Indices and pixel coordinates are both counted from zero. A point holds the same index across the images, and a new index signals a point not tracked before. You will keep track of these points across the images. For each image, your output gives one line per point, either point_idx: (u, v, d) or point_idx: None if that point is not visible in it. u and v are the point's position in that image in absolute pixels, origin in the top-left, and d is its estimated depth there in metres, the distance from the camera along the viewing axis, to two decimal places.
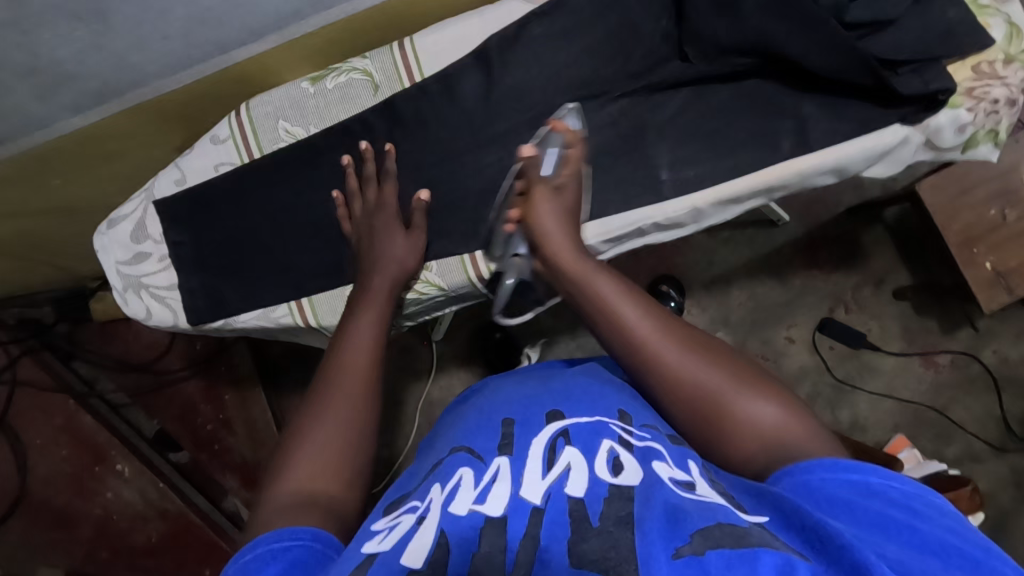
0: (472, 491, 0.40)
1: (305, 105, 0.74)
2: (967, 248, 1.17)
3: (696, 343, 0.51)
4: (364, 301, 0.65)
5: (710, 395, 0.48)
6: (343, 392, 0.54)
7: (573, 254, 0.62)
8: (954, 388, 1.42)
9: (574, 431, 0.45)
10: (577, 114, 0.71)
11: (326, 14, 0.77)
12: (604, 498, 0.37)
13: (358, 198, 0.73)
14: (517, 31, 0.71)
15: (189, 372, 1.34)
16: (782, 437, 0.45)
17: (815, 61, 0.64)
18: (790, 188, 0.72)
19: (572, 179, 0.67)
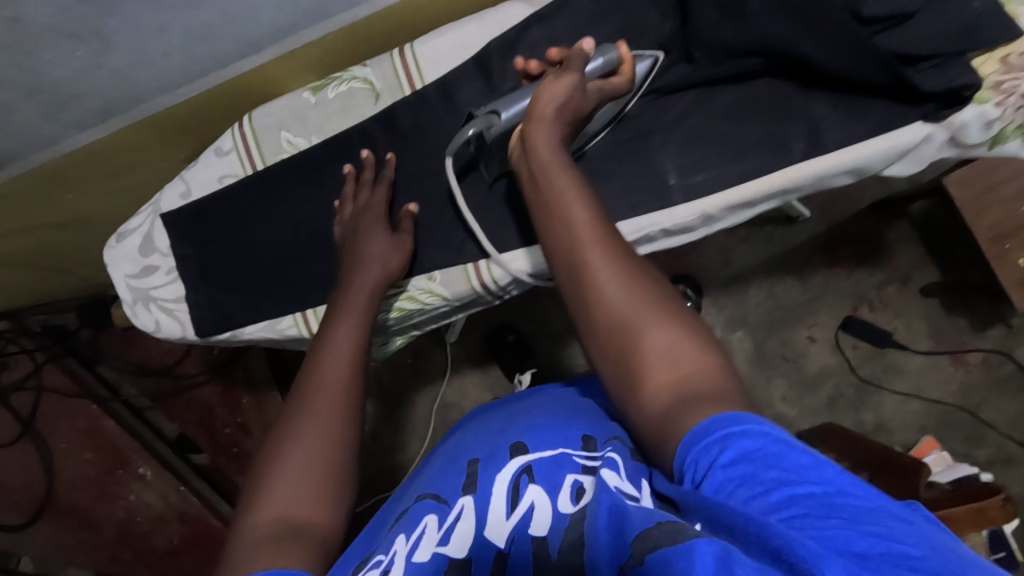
0: (436, 533, 0.45)
1: (306, 116, 0.74)
2: (999, 243, 1.13)
3: (633, 268, 0.49)
4: (344, 306, 0.64)
5: (626, 318, 0.47)
6: (321, 407, 0.55)
7: (549, 145, 0.56)
8: (986, 388, 1.36)
9: (536, 466, 0.49)
10: (647, 65, 0.68)
11: (324, 25, 0.76)
12: (564, 528, 0.43)
13: (349, 202, 0.72)
14: (517, 36, 0.70)
15: (207, 376, 1.36)
16: (685, 371, 0.44)
17: (828, 59, 0.60)
18: (806, 189, 0.69)
19: (596, 93, 0.61)
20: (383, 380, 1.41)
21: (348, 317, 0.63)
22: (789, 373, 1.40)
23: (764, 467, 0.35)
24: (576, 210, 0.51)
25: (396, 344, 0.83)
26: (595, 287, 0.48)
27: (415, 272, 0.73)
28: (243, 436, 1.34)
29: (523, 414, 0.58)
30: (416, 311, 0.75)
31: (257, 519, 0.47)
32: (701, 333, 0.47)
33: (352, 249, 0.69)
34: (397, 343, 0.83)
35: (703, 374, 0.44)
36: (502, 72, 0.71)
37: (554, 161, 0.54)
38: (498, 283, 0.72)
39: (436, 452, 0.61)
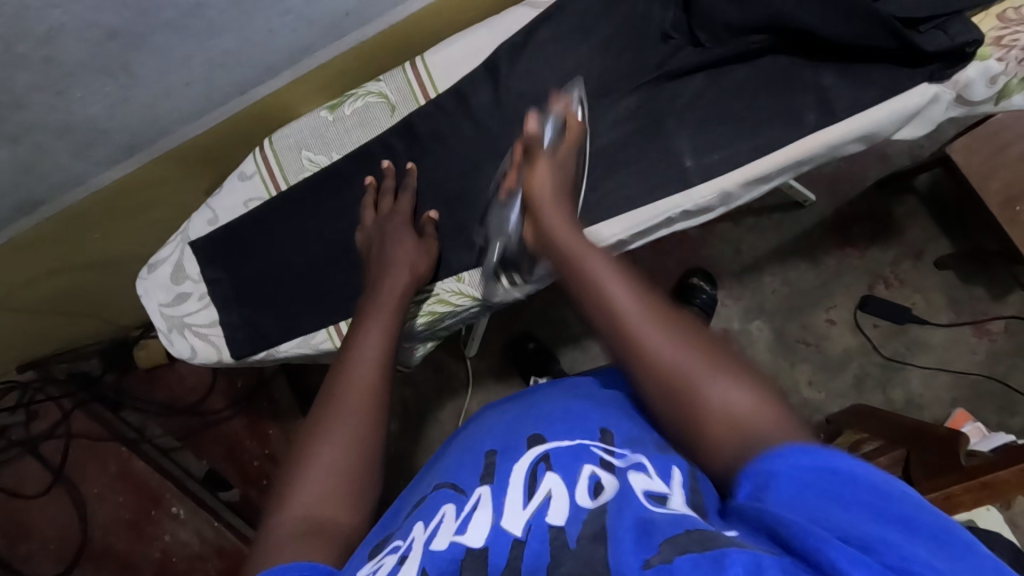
0: (453, 523, 0.41)
1: (326, 133, 0.76)
2: (1010, 207, 1.16)
3: (678, 323, 0.48)
4: (373, 309, 0.65)
5: (684, 372, 0.45)
6: (349, 407, 0.54)
7: (564, 228, 0.58)
8: (1012, 355, 1.36)
9: (555, 455, 0.45)
10: (582, 100, 0.70)
11: (337, 45, 0.79)
12: (582, 519, 0.37)
13: (371, 209, 0.73)
14: (526, 37, 0.73)
15: (233, 410, 1.36)
16: (752, 417, 0.42)
17: (834, 28, 0.63)
18: (819, 161, 0.70)
19: (570, 150, 0.66)
20: (407, 399, 1.41)
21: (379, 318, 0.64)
22: (813, 358, 1.39)
23: (830, 485, 0.34)
24: (607, 278, 0.52)
25: (425, 351, 0.81)
26: (649, 347, 0.47)
27: (442, 275, 0.75)
28: (271, 466, 1.33)
29: (539, 400, 0.56)
30: (447, 314, 0.75)
31: (287, 516, 0.47)
32: (757, 376, 0.45)
33: (381, 251, 0.70)
34: (428, 349, 0.81)
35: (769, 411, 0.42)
36: (513, 75, 0.73)
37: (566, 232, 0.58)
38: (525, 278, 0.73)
39: (448, 441, 0.60)
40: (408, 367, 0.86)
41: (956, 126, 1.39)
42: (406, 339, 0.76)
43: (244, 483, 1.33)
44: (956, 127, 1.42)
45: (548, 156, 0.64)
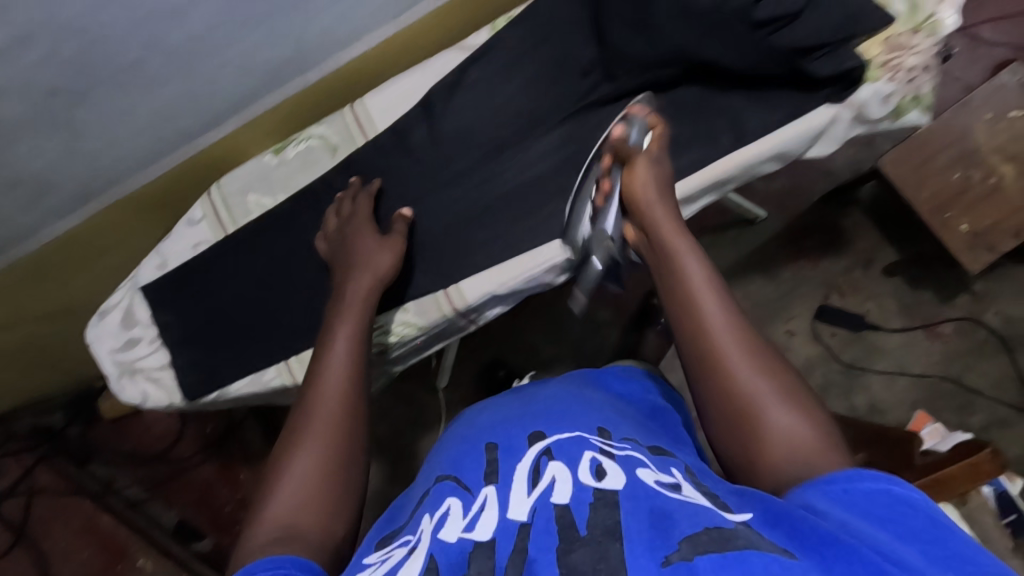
0: (461, 521, 0.41)
1: (271, 175, 0.80)
2: (940, 213, 1.28)
3: (757, 346, 0.48)
4: (338, 315, 0.64)
5: (748, 397, 0.46)
6: (322, 419, 0.53)
7: (673, 231, 0.58)
8: (965, 355, 1.41)
9: (557, 447, 0.46)
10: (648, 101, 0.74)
11: (279, 92, 0.82)
12: (589, 502, 0.38)
13: (332, 215, 0.74)
14: (457, 77, 0.76)
15: (203, 455, 1.33)
16: (805, 452, 0.42)
17: (732, 60, 0.68)
18: (739, 179, 0.75)
19: (661, 151, 0.65)
20: (381, 433, 1.41)
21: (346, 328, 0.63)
22: None
23: (869, 505, 0.37)
24: (702, 287, 0.53)
25: (384, 383, 0.84)
26: (725, 365, 0.47)
27: (388, 306, 0.76)
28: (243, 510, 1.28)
29: (539, 397, 0.58)
30: (395, 345, 0.76)
31: (263, 526, 0.45)
32: (822, 414, 0.46)
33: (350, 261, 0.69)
34: (384, 382, 0.83)
35: (826, 448, 0.43)
36: (449, 113, 0.77)
37: (670, 231, 0.58)
38: (469, 305, 0.74)
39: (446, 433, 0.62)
40: None
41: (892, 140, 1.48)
42: None
43: (215, 529, 1.27)
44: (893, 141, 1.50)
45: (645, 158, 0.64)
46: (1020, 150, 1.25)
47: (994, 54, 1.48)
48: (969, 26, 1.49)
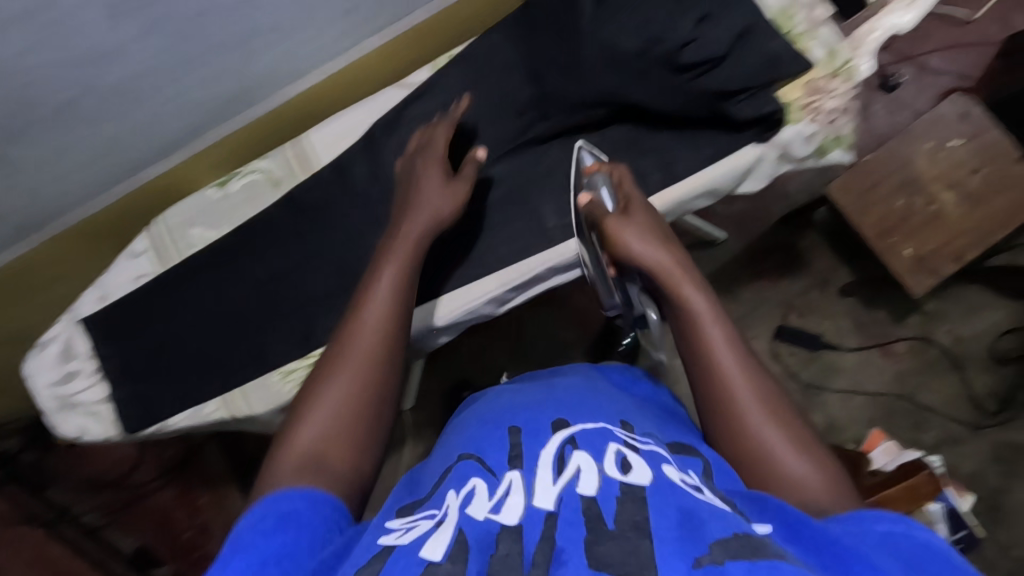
0: (487, 502, 0.40)
1: (213, 209, 0.80)
2: (884, 239, 1.32)
3: (769, 394, 0.50)
4: (391, 249, 0.59)
5: (761, 447, 0.48)
6: (363, 342, 0.52)
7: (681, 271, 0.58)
8: (916, 373, 1.44)
9: (581, 436, 0.44)
10: (587, 150, 0.74)
11: (225, 125, 0.82)
12: (616, 497, 0.37)
13: (418, 139, 0.70)
14: (398, 114, 0.78)
15: (162, 480, 1.33)
16: (820, 498, 0.44)
17: (658, 104, 0.72)
18: (672, 215, 0.77)
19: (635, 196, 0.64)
20: None
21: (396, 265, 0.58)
22: None
23: (895, 546, 0.39)
24: (714, 332, 0.53)
25: None
26: (737, 417, 0.49)
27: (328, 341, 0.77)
28: (201, 535, 1.30)
29: (556, 385, 0.56)
30: None
31: (287, 458, 0.46)
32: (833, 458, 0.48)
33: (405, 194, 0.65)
34: None
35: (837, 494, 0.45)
36: (390, 147, 0.78)
37: (676, 272, 0.58)
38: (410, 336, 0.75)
39: (456, 417, 0.60)
40: None
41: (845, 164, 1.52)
42: None
43: (172, 556, 1.28)
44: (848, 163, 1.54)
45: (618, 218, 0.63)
46: (959, 176, 1.30)
47: (942, 82, 1.50)
48: (916, 54, 1.52)
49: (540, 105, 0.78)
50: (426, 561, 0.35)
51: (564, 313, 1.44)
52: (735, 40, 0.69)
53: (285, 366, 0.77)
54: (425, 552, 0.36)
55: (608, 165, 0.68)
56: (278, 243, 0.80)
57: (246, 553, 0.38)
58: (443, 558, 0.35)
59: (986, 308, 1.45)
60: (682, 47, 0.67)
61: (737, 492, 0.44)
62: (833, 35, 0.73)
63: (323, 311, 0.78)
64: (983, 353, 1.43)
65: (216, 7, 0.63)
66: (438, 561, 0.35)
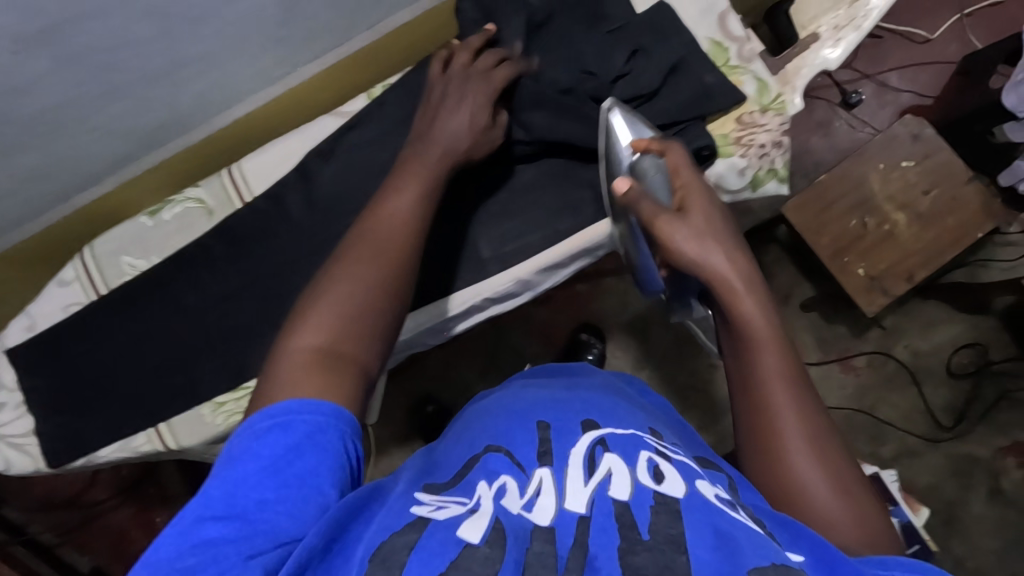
0: (519, 499, 0.42)
1: (145, 238, 0.79)
2: (839, 257, 1.31)
3: (817, 422, 0.50)
4: (414, 165, 0.57)
5: (797, 479, 0.49)
6: (372, 249, 0.50)
7: (740, 275, 0.56)
8: (876, 388, 1.42)
9: (611, 439, 0.47)
10: (616, 109, 0.70)
11: (159, 152, 0.81)
12: (650, 505, 0.38)
13: (458, 55, 0.67)
14: (333, 144, 0.78)
15: (118, 498, 1.30)
16: (847, 535, 0.46)
17: (588, 136, 0.73)
18: (607, 246, 0.78)
19: (692, 181, 0.61)
20: None
21: (417, 180, 0.56)
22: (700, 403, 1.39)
23: None
24: (769, 358, 0.52)
25: None
26: (779, 448, 0.50)
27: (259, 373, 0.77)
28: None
29: (582, 391, 0.60)
30: None
31: (296, 346, 0.45)
32: (865, 494, 0.49)
33: (422, 118, 0.62)
34: None
35: (864, 527, 0.47)
36: (325, 177, 0.78)
37: (736, 284, 0.55)
38: None
39: (469, 410, 0.63)
40: None
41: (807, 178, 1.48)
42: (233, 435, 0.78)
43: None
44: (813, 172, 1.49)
45: (669, 216, 0.59)
46: (911, 197, 1.32)
47: (901, 100, 1.52)
48: (874, 73, 1.53)
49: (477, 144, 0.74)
50: (464, 541, 0.35)
51: (528, 330, 1.43)
52: (669, 71, 0.73)
53: (216, 398, 0.76)
54: (462, 532, 0.36)
55: (660, 144, 0.64)
56: (212, 273, 0.78)
57: (257, 454, 0.39)
58: (481, 541, 0.35)
59: (944, 321, 1.43)
60: (616, 80, 0.73)
61: (769, 513, 0.45)
62: (764, 69, 0.74)
63: (255, 342, 0.77)
64: (941, 368, 1.41)
65: (136, 41, 0.62)
66: (477, 543, 0.35)
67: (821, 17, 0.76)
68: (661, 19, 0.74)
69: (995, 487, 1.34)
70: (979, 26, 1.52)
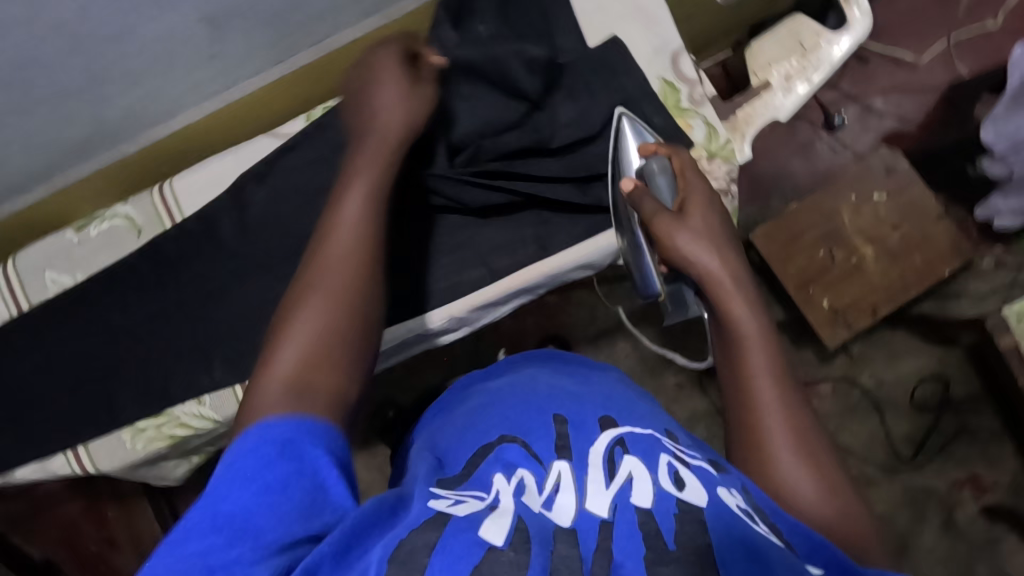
0: (538, 496, 0.42)
1: (70, 255, 0.76)
2: (804, 289, 1.19)
3: (798, 416, 0.51)
4: (361, 164, 0.57)
5: (778, 469, 0.49)
6: (329, 274, 0.51)
7: (730, 278, 0.58)
8: (838, 417, 1.28)
9: (631, 439, 0.47)
10: (628, 116, 0.72)
11: (92, 162, 0.78)
12: (674, 514, 0.38)
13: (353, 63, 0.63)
14: (267, 166, 0.76)
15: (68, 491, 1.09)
16: (831, 526, 0.46)
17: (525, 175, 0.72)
18: (548, 285, 0.78)
19: (691, 185, 0.64)
20: None
21: (368, 177, 0.56)
22: None
23: None
24: (756, 356, 0.53)
25: (193, 465, 0.83)
26: (762, 443, 0.50)
27: (182, 398, 0.74)
28: (110, 550, 1.08)
29: (595, 380, 0.60)
30: (189, 437, 0.75)
31: (269, 385, 0.46)
32: (850, 488, 0.48)
33: (356, 99, 0.62)
34: (193, 464, 0.83)
35: (847, 521, 0.46)
36: (256, 202, 0.76)
37: (728, 286, 0.57)
38: None
39: (478, 393, 0.60)
40: (177, 481, 0.87)
41: (785, 201, 1.34)
42: (155, 460, 0.77)
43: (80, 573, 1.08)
44: (800, 182, 1.34)
45: (667, 217, 0.62)
46: (880, 233, 1.20)
47: (884, 126, 1.35)
48: (859, 95, 1.36)
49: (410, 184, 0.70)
50: (487, 543, 0.36)
51: (494, 341, 1.30)
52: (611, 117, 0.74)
53: (136, 424, 0.74)
54: (484, 532, 0.37)
55: (667, 148, 0.67)
56: (138, 296, 0.76)
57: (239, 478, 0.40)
58: (505, 544, 0.36)
59: (909, 351, 1.28)
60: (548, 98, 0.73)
61: (787, 520, 0.43)
62: (713, 115, 0.75)
63: (176, 369, 0.75)
64: (903, 397, 1.27)
65: (44, 58, 0.59)
66: (501, 546, 0.36)
67: (773, 65, 0.82)
68: (612, 56, 0.74)
69: (949, 518, 1.22)
70: (967, 54, 1.34)
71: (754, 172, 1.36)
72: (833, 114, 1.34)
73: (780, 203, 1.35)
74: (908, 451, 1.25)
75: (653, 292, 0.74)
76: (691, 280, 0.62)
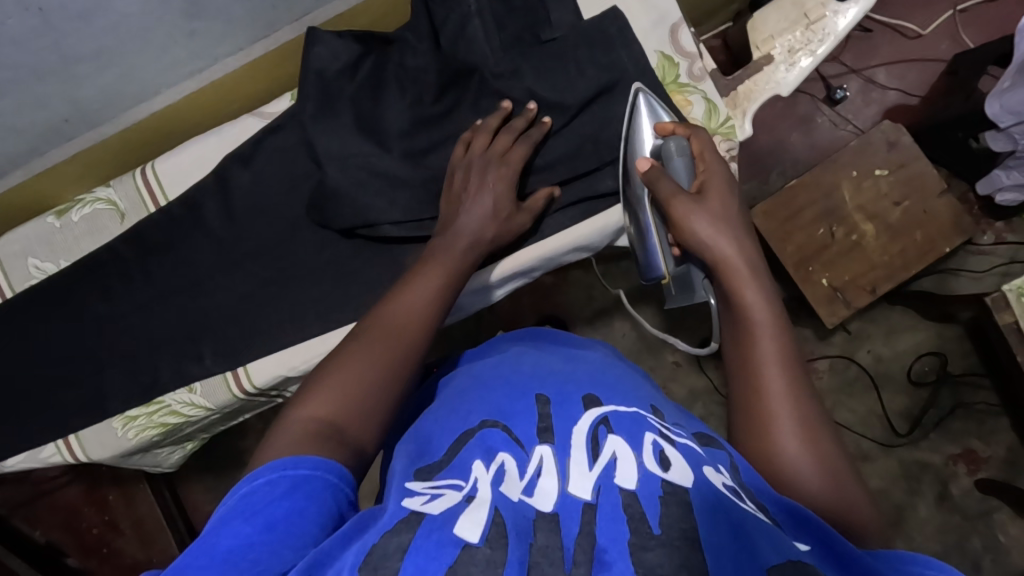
0: (519, 482, 0.41)
1: (52, 241, 0.74)
2: (803, 266, 1.17)
3: (808, 407, 0.49)
4: (435, 258, 0.59)
5: (784, 458, 0.47)
6: (381, 344, 0.50)
7: (748, 260, 0.56)
8: (834, 394, 1.27)
9: (615, 419, 0.45)
10: (647, 94, 0.69)
11: (71, 144, 0.75)
12: (659, 497, 0.36)
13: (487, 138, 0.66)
14: (252, 147, 0.74)
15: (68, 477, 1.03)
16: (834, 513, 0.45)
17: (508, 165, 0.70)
18: (544, 267, 0.76)
19: (712, 166, 0.62)
20: (234, 457, 1.22)
21: (433, 279, 0.57)
22: None
23: None
24: (766, 342, 0.52)
25: (186, 451, 0.84)
26: (768, 431, 0.48)
27: (174, 385, 0.73)
28: (114, 535, 1.06)
29: (582, 359, 0.59)
30: (181, 424, 0.74)
31: (292, 428, 0.44)
32: (854, 478, 0.47)
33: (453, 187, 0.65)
34: (187, 450, 0.84)
35: (846, 510, 0.45)
36: (243, 185, 0.75)
37: (742, 269, 0.55)
38: (258, 387, 0.73)
39: (465, 374, 0.59)
40: (168, 468, 0.87)
41: (785, 178, 1.32)
42: (148, 447, 0.76)
43: (82, 557, 1.05)
44: (799, 158, 1.32)
45: (687, 195, 0.60)
46: (881, 209, 1.17)
47: (887, 100, 1.32)
48: (861, 67, 1.33)
49: (360, 217, 0.69)
50: (462, 541, 0.34)
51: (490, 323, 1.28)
52: (602, 90, 0.71)
53: (127, 412, 0.73)
54: (458, 531, 0.35)
55: (686, 128, 0.64)
56: (123, 283, 0.74)
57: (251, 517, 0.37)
58: (480, 541, 0.34)
59: (908, 328, 1.27)
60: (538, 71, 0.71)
61: (772, 497, 0.42)
62: (714, 91, 0.74)
63: (165, 356, 0.74)
64: (900, 374, 1.26)
65: (15, 36, 0.56)
66: (476, 544, 0.34)
67: (776, 38, 0.79)
68: (610, 28, 0.71)
69: (943, 492, 1.23)
70: (973, 24, 1.31)
71: (754, 147, 1.33)
72: (834, 88, 1.31)
73: (779, 179, 1.32)
74: (904, 427, 1.25)
75: (659, 274, 0.71)
76: (702, 262, 0.60)
